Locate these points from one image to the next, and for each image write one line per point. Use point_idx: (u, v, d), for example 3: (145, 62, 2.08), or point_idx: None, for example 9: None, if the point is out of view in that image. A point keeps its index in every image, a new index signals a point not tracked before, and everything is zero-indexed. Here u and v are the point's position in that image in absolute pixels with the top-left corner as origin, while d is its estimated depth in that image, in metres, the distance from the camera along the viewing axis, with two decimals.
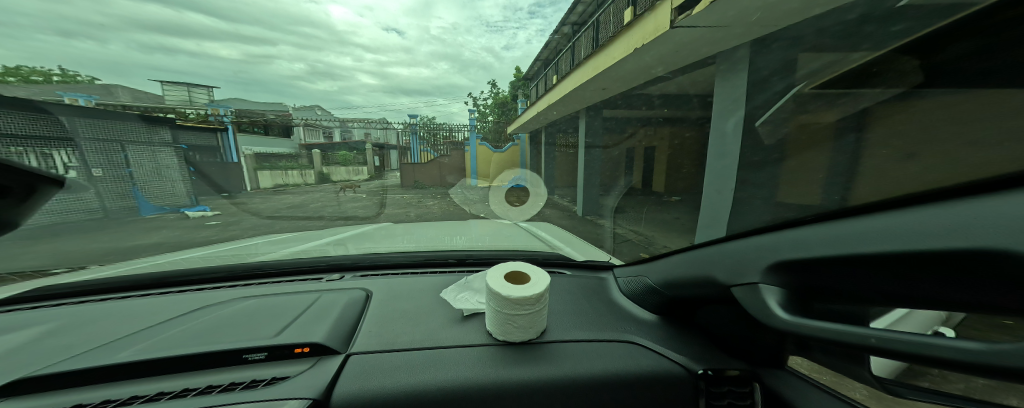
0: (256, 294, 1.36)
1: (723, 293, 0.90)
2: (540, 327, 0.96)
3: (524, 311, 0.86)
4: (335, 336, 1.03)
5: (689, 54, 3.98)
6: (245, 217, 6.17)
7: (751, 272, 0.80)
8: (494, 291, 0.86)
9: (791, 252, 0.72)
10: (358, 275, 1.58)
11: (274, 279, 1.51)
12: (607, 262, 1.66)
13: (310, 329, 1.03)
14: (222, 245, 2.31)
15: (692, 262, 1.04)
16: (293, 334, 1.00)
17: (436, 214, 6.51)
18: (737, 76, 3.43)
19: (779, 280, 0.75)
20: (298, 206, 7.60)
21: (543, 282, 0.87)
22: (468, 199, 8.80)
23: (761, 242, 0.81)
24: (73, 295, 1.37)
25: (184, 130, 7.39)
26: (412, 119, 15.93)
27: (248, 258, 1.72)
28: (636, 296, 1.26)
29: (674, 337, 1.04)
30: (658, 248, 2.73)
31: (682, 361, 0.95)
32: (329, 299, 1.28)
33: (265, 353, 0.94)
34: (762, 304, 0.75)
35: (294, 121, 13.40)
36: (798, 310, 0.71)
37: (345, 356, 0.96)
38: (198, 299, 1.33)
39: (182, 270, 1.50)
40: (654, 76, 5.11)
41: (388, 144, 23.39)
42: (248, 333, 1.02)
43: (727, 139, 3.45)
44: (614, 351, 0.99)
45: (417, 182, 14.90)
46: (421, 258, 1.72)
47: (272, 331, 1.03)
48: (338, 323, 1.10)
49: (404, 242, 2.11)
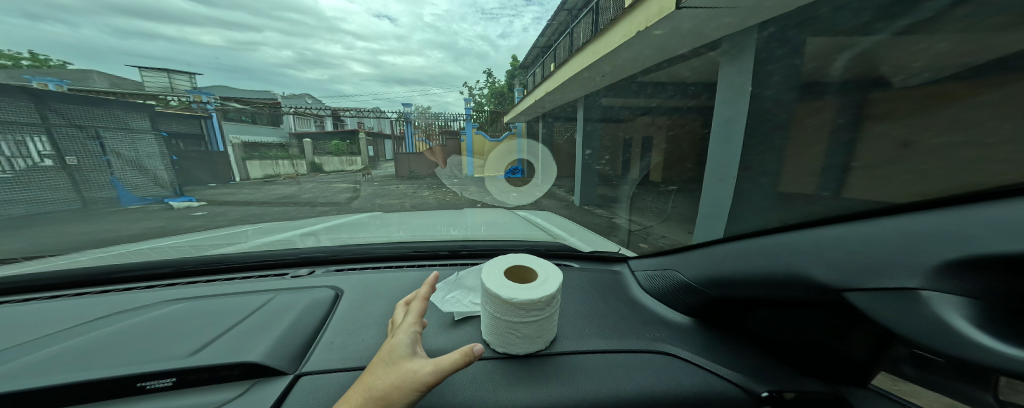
0: (194, 295, 1.25)
1: (813, 295, 0.77)
2: (547, 336, 0.85)
3: (527, 316, 0.75)
4: (276, 351, 0.91)
5: (694, 38, 3.84)
6: (233, 208, 5.96)
7: (902, 274, 0.59)
8: (493, 294, 0.74)
9: (1004, 243, 0.49)
10: (332, 269, 1.49)
11: (232, 276, 1.41)
12: (619, 253, 1.60)
13: (245, 342, 0.93)
14: (204, 233, 2.23)
15: (767, 257, 0.89)
16: (219, 353, 0.89)
17: (432, 204, 6.38)
18: (742, 62, 3.32)
19: (954, 285, 0.55)
20: (289, 196, 7.37)
21: (552, 283, 0.75)
22: (464, 190, 8.66)
23: (913, 231, 0.60)
24: (12, 293, 1.29)
25: (166, 118, 7.07)
26: (407, 108, 15.54)
27: (210, 249, 1.61)
28: (669, 294, 1.17)
29: (723, 350, 0.95)
30: (659, 238, 2.66)
31: (738, 380, 0.86)
32: (284, 305, 1.17)
33: (173, 379, 0.82)
34: (933, 318, 0.55)
35: (284, 109, 12.91)
36: (1003, 331, 0.50)
37: (293, 377, 0.85)
38: (124, 300, 1.22)
39: (132, 266, 1.40)
40: (655, 62, 4.97)
41: (382, 134, 22.90)
42: (166, 349, 0.90)
43: (730, 128, 3.36)
44: (648, 365, 0.90)
45: (413, 172, 14.70)
46: (413, 249, 1.63)
47: (191, 348, 0.91)
48: (285, 336, 0.98)
49: (398, 231, 2.01)
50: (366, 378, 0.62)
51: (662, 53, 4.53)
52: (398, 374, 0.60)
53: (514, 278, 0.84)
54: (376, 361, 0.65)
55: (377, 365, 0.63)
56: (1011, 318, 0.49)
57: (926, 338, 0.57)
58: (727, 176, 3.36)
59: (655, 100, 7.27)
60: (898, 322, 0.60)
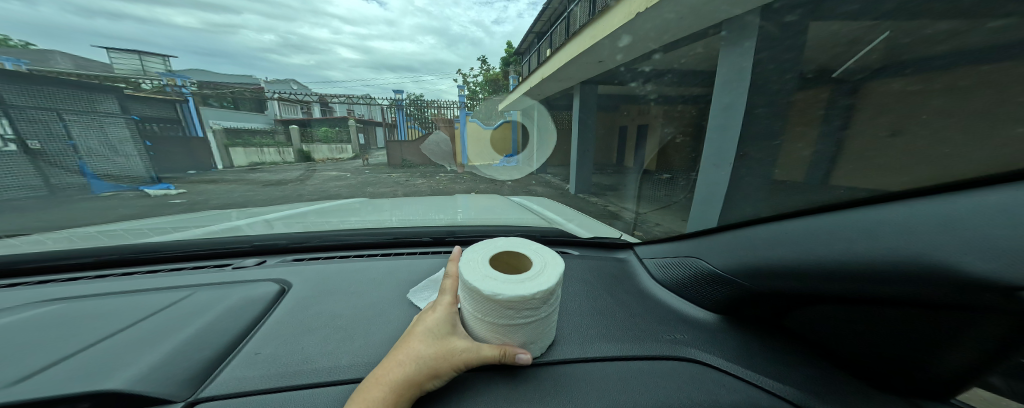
0: (88, 295, 1.17)
1: (941, 294, 0.63)
2: (539, 340, 0.76)
3: (516, 317, 0.66)
4: (155, 372, 0.79)
5: (694, 21, 3.72)
6: (215, 195, 5.70)
7: None
8: (475, 291, 0.65)
9: None
10: (287, 259, 1.47)
11: (167, 266, 1.38)
12: (620, 239, 1.63)
13: (119, 361, 0.82)
14: (178, 216, 2.13)
15: (858, 241, 0.76)
16: (66, 378, 0.77)
17: (425, 192, 6.23)
18: (742, 47, 3.25)
19: None
20: (275, 183, 7.11)
21: (547, 276, 0.67)
22: (457, 179, 8.50)
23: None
24: None
25: (138, 100, 6.61)
26: (398, 94, 15.06)
27: (152, 236, 1.56)
28: (705, 285, 1.12)
29: (777, 363, 0.86)
30: (654, 225, 2.64)
31: (800, 399, 0.76)
32: (196, 310, 1.07)
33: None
34: None
35: (268, 94, 12.32)
36: None
37: (183, 405, 0.74)
38: (18, 297, 1.16)
39: (63, 255, 1.37)
40: (653, 47, 4.86)
41: (371, 121, 22.22)
42: (12, 369, 0.79)
43: (727, 114, 3.32)
44: (675, 374, 0.84)
45: (405, 160, 14.43)
46: (399, 235, 1.61)
47: (30, 372, 0.79)
48: (179, 349, 0.88)
49: (387, 214, 1.96)
50: (410, 346, 0.66)
51: (660, 37, 4.42)
52: (442, 351, 0.65)
53: (501, 267, 0.76)
54: (419, 331, 0.69)
55: (421, 336, 0.67)
56: None
57: None
58: (723, 163, 3.34)
59: (651, 87, 7.19)
60: None
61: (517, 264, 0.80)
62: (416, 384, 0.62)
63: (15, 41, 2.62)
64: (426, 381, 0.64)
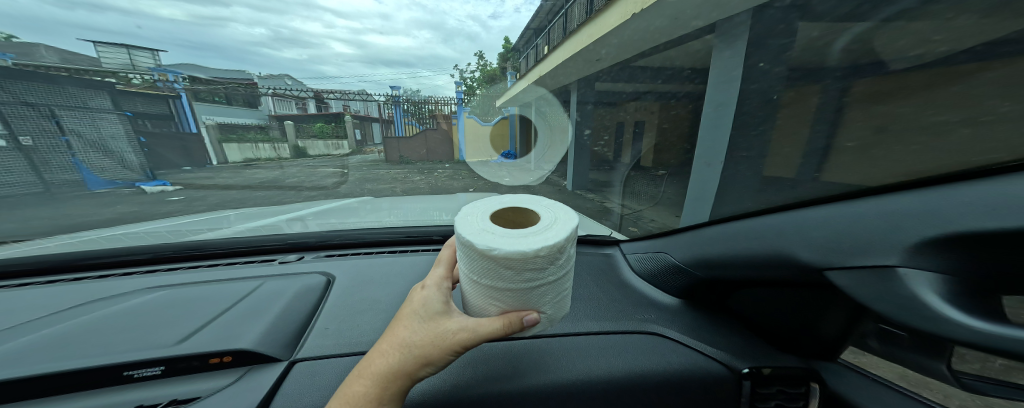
0: (179, 283, 1.34)
1: (797, 276, 0.87)
2: (551, 312, 0.66)
3: (516, 282, 0.58)
4: (265, 338, 1.01)
5: (690, 19, 3.76)
6: (213, 192, 5.67)
7: (884, 252, 0.67)
8: (469, 246, 0.58)
9: (969, 221, 0.56)
10: (320, 255, 1.58)
11: (222, 260, 1.52)
12: (610, 237, 1.71)
13: (233, 332, 1.03)
14: (192, 216, 2.20)
15: (757, 239, 0.96)
16: (208, 342, 0.99)
17: (424, 189, 6.26)
18: (734, 47, 3.35)
19: (944, 263, 0.61)
20: (272, 180, 7.05)
21: (556, 231, 0.59)
22: (455, 176, 8.55)
23: (939, 209, 0.60)
24: (23, 277, 1.42)
25: (129, 96, 6.50)
26: (394, 90, 14.89)
27: (188, 235, 1.67)
28: (659, 277, 1.29)
29: (713, 331, 1.08)
30: (650, 221, 2.75)
31: (722, 358, 1.01)
32: (274, 292, 1.27)
33: (160, 368, 0.92)
34: (909, 293, 0.64)
35: (262, 90, 12.14)
36: (975, 307, 0.58)
37: (287, 364, 0.96)
38: (105, 289, 1.32)
39: (128, 250, 1.51)
40: (650, 45, 4.94)
41: (368, 117, 22.03)
42: (153, 341, 0.99)
43: (720, 113, 3.44)
44: (638, 344, 1.05)
45: (403, 157, 14.36)
46: (407, 233, 1.70)
47: (177, 337, 1.01)
48: (277, 322, 1.10)
49: (390, 215, 2.01)
50: (396, 333, 0.68)
51: (657, 36, 4.47)
52: (432, 334, 0.66)
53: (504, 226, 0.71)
54: (406, 316, 0.70)
55: (409, 320, 0.69)
56: (982, 294, 0.59)
57: (897, 315, 0.67)
58: (715, 160, 3.47)
59: (647, 85, 7.25)
60: (869, 299, 0.71)
61: (524, 224, 0.74)
62: (404, 372, 0.65)
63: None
64: (416, 369, 0.66)
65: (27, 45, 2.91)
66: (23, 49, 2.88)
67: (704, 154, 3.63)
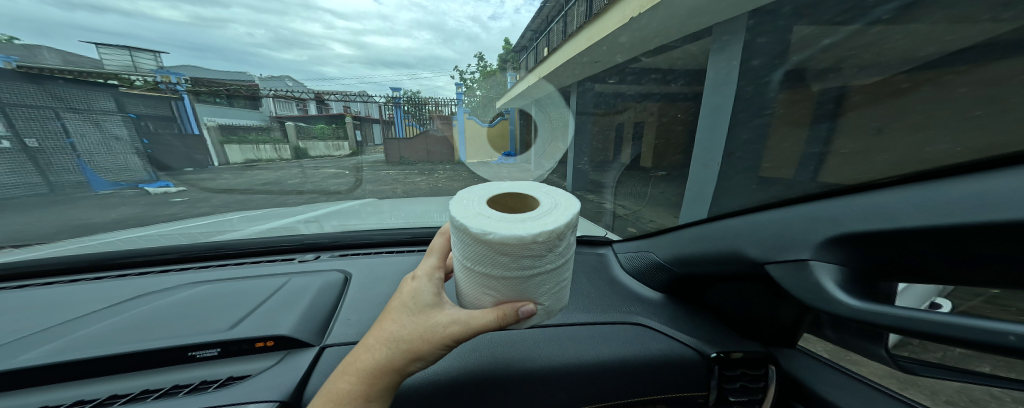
0: (217, 279, 1.43)
1: (749, 269, 0.97)
2: (546, 300, 0.68)
3: (513, 267, 0.59)
4: (301, 326, 1.12)
5: (687, 22, 3.82)
6: (216, 193, 5.72)
7: (802, 248, 0.79)
8: (467, 230, 0.60)
9: (861, 224, 0.68)
10: (335, 254, 1.65)
11: (244, 259, 1.60)
12: (604, 237, 1.76)
13: (273, 321, 1.13)
14: (202, 217, 2.26)
15: (724, 236, 1.05)
16: (253, 328, 1.09)
17: (425, 190, 6.30)
18: (729, 50, 3.41)
19: (836, 257, 0.73)
20: (274, 181, 7.09)
21: (554, 218, 0.60)
22: (456, 176, 8.59)
23: (839, 213, 0.73)
24: (51, 275, 1.48)
25: (131, 97, 6.53)
26: (395, 91, 14.91)
27: (209, 236, 1.76)
28: (643, 273, 1.37)
29: (688, 321, 1.17)
30: (647, 221, 2.81)
31: (694, 344, 1.09)
32: (301, 285, 1.36)
33: (217, 349, 1.04)
34: (814, 283, 0.74)
35: (263, 91, 12.16)
36: (857, 292, 0.69)
37: (318, 349, 1.06)
38: (145, 284, 1.40)
39: (154, 249, 1.59)
40: (648, 48, 4.99)
41: (368, 118, 22.05)
42: (201, 329, 1.09)
43: (715, 116, 3.51)
44: (622, 334, 1.13)
45: (403, 158, 14.42)
46: (407, 236, 1.75)
47: (229, 323, 1.13)
48: (309, 312, 1.19)
49: (392, 217, 2.05)
50: (385, 328, 0.72)
51: (654, 38, 4.52)
52: (423, 328, 0.70)
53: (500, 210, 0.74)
54: (395, 310, 0.75)
55: (400, 311, 0.74)
56: (860, 282, 0.71)
57: (804, 297, 0.76)
58: (711, 162, 3.54)
59: (647, 86, 7.29)
60: (791, 289, 0.80)
61: (521, 209, 0.80)
62: (393, 369, 0.68)
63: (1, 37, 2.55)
64: (407, 365, 0.70)
65: (30, 47, 2.94)
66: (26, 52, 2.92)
67: (701, 155, 3.69)
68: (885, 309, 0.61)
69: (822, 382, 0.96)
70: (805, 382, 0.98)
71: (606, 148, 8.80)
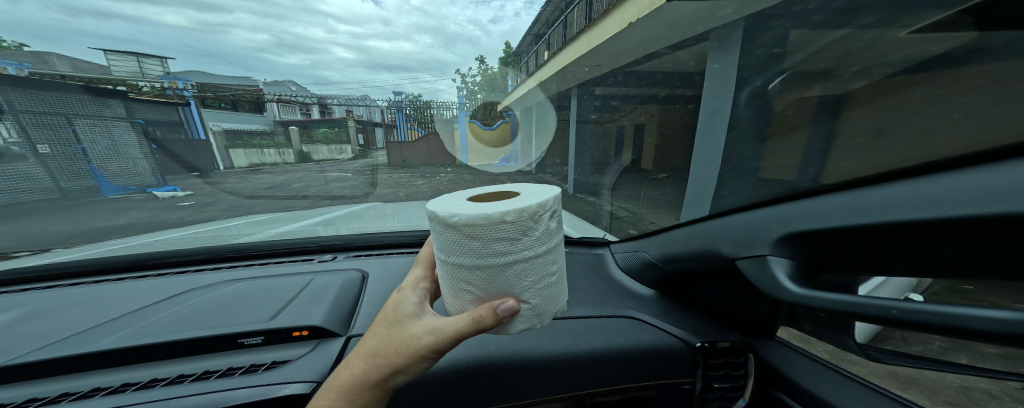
0: (251, 276, 1.50)
1: (723, 265, 1.03)
2: (528, 297, 0.62)
3: (485, 255, 0.56)
4: (330, 317, 1.19)
5: (685, 26, 3.88)
6: (221, 197, 5.79)
7: (761, 246, 0.90)
8: (436, 220, 0.59)
9: (811, 223, 0.79)
10: (349, 255, 1.70)
11: (264, 259, 1.66)
12: (603, 238, 1.80)
13: (305, 312, 1.21)
14: (214, 222, 2.31)
15: (707, 235, 1.10)
16: (289, 318, 1.17)
17: (427, 193, 6.34)
18: (728, 53, 3.45)
19: (790, 253, 0.84)
20: (277, 185, 7.16)
21: (526, 199, 0.58)
22: (457, 179, 8.63)
23: (803, 209, 0.82)
24: (86, 275, 1.54)
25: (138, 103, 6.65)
26: (397, 95, 15.04)
27: (228, 239, 1.83)
28: (637, 271, 1.41)
29: (677, 314, 1.22)
30: (647, 223, 2.84)
31: (683, 336, 1.14)
32: (321, 281, 1.43)
33: (261, 337, 1.11)
34: (773, 277, 0.84)
35: (267, 96, 12.32)
36: (804, 282, 0.80)
37: (345, 339, 1.14)
38: (186, 281, 1.48)
39: (182, 251, 1.66)
40: (648, 51, 5.04)
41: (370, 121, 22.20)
42: (242, 320, 1.17)
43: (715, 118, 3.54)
44: (614, 327, 1.17)
45: (404, 161, 14.51)
46: (411, 239, 1.81)
47: (268, 314, 1.20)
48: (336, 304, 1.27)
49: (397, 220, 2.09)
50: (366, 342, 0.74)
51: (654, 41, 4.57)
52: (397, 343, 0.69)
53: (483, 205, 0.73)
54: (378, 322, 0.76)
55: (381, 324, 0.74)
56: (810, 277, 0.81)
57: (767, 288, 0.84)
58: (712, 163, 3.56)
59: (647, 89, 7.33)
60: (761, 282, 0.86)
61: None
62: (371, 381, 0.69)
63: (15, 44, 2.62)
64: (386, 377, 0.69)
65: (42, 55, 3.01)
66: (37, 59, 3.01)
67: (701, 157, 3.71)
68: (828, 297, 0.70)
69: (802, 372, 0.98)
70: (784, 370, 1.01)
71: (607, 150, 8.83)
